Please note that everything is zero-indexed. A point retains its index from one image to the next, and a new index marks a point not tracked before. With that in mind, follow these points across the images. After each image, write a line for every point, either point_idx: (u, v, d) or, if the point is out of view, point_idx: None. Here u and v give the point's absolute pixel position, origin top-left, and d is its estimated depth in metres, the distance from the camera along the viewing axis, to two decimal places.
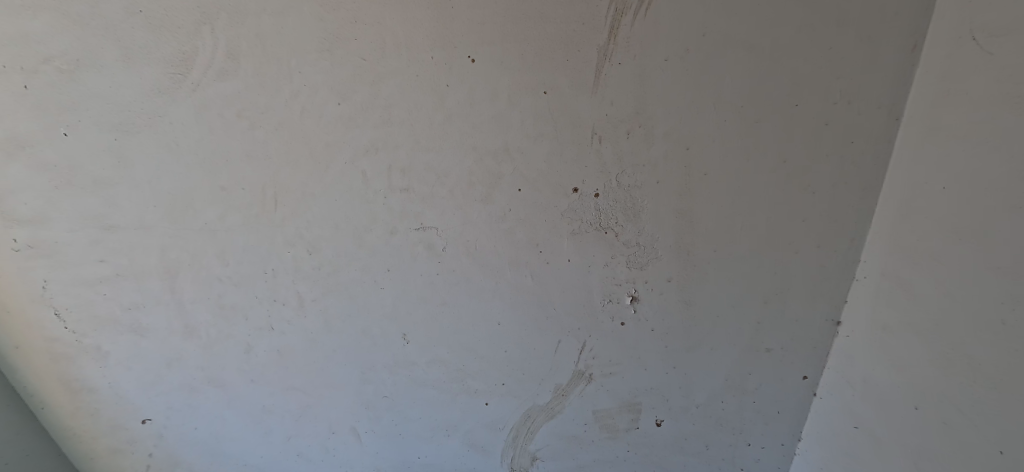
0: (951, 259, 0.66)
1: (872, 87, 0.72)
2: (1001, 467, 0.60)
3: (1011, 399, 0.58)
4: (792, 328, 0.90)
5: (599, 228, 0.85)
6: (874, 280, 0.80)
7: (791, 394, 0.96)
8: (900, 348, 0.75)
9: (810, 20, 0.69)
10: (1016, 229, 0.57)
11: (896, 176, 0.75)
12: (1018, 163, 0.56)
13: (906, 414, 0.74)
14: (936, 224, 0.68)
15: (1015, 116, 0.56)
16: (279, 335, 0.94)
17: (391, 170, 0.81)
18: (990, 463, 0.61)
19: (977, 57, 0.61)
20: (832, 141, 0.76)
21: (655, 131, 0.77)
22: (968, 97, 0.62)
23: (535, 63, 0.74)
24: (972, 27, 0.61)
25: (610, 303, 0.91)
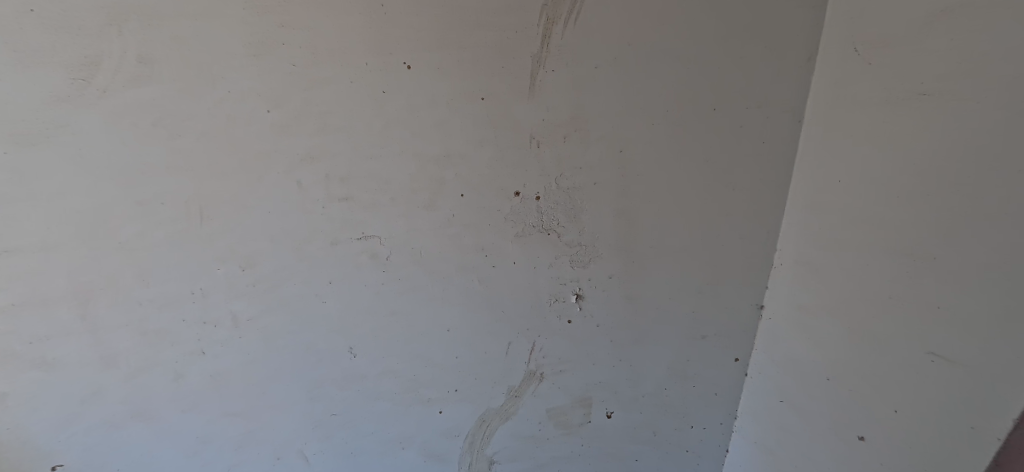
0: (851, 245, 0.74)
1: (779, 92, 0.79)
2: (895, 424, 0.70)
3: (902, 364, 0.68)
4: (722, 314, 0.97)
5: (542, 230, 0.87)
6: (789, 265, 0.88)
7: (726, 375, 1.04)
8: (813, 325, 0.83)
9: (723, 31, 0.75)
10: (899, 218, 0.66)
11: (802, 172, 0.83)
12: (898, 160, 0.65)
13: (823, 385, 0.82)
14: (837, 213, 0.76)
15: (897, 120, 0.65)
16: (212, 359, 0.88)
17: (329, 179, 0.79)
18: (887, 420, 0.71)
19: (861, 66, 0.70)
20: (748, 141, 0.83)
21: (590, 134, 0.81)
22: (857, 102, 0.71)
23: (472, 69, 0.75)
24: (856, 40, 0.70)
25: (557, 301, 0.94)
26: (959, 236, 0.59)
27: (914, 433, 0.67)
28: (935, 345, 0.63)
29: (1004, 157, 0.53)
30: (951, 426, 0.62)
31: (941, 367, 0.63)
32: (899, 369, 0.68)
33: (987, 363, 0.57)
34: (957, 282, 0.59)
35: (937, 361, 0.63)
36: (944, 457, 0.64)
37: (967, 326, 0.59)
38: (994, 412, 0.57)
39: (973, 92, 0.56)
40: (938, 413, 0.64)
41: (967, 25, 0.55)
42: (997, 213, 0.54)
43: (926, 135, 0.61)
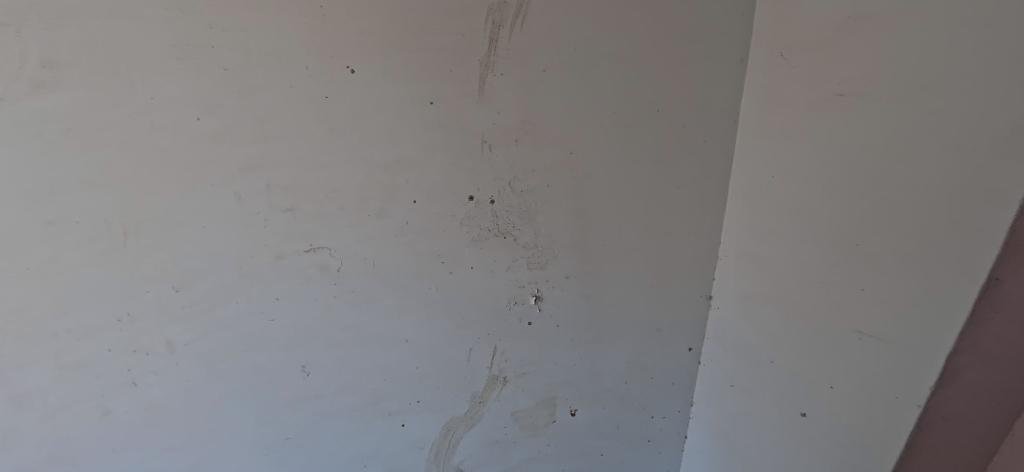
0: (786, 235, 0.79)
1: (716, 93, 0.83)
2: (831, 399, 0.75)
3: (835, 344, 0.73)
4: (675, 306, 1.01)
5: (498, 234, 0.87)
6: (733, 257, 0.93)
7: (681, 364, 1.07)
8: (757, 311, 0.88)
9: (664, 36, 0.78)
10: (825, 208, 0.71)
11: (740, 168, 0.87)
12: (823, 156, 0.70)
13: (768, 367, 0.87)
14: (772, 206, 0.81)
15: (820, 118, 0.70)
16: (145, 390, 0.81)
17: (270, 190, 0.75)
18: (824, 397, 0.77)
19: (787, 69, 0.75)
20: (691, 140, 0.86)
21: (542, 137, 0.81)
22: (785, 102, 0.76)
23: (419, 73, 0.74)
24: (782, 46, 0.75)
25: (516, 304, 0.94)
26: (878, 223, 0.64)
27: (848, 407, 0.73)
28: (862, 324, 0.68)
29: (914, 149, 0.58)
30: (880, 398, 0.68)
31: (868, 343, 0.68)
32: (832, 348, 0.74)
33: (910, 337, 0.63)
34: (878, 264, 0.65)
35: (865, 338, 0.68)
36: (874, 426, 0.69)
37: (889, 304, 0.64)
38: (918, 382, 0.62)
39: (884, 91, 0.61)
40: (868, 386, 0.69)
41: (878, 30, 0.61)
42: (911, 200, 0.60)
43: (846, 131, 0.67)
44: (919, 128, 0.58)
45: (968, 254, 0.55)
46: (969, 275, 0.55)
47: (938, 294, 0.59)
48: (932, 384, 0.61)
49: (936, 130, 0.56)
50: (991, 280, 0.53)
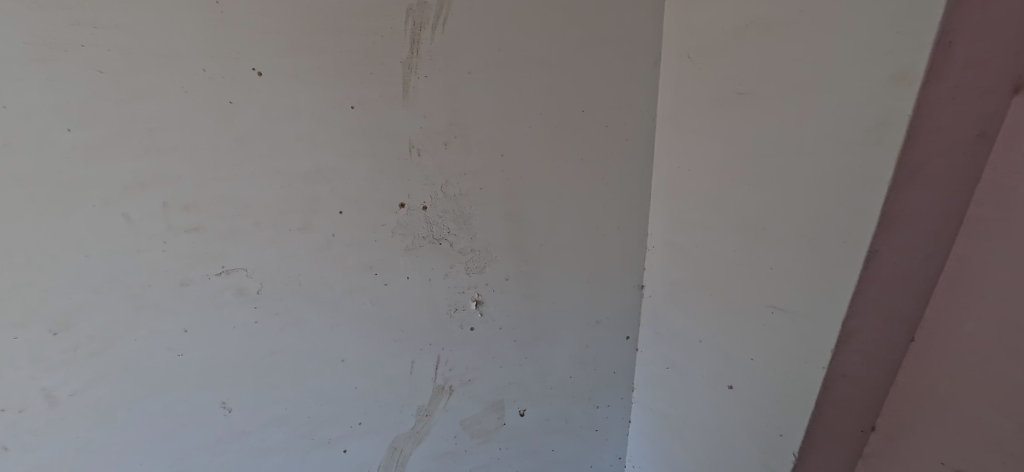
0: (704, 225, 0.83)
1: (634, 93, 0.87)
2: (752, 370, 0.79)
3: (753, 318, 0.76)
4: (611, 299, 1.04)
5: (433, 240, 0.85)
6: (659, 247, 0.98)
7: (620, 353, 1.11)
8: (684, 297, 0.92)
9: (583, 37, 0.80)
10: (734, 195, 0.75)
11: (660, 163, 0.92)
12: (728, 150, 0.75)
13: (696, 347, 0.92)
14: (690, 198, 0.86)
15: (725, 116, 0.75)
16: (24, 454, 0.71)
17: (169, 208, 0.68)
18: (746, 369, 0.80)
19: (693, 71, 0.79)
20: (614, 138, 0.89)
21: (472, 140, 0.80)
22: (694, 101, 0.81)
23: (336, 77, 0.69)
24: (688, 49, 0.79)
25: (457, 311, 0.92)
26: (780, 203, 0.67)
27: (767, 378, 0.76)
28: (773, 297, 0.72)
29: (805, 135, 0.62)
30: (791, 364, 0.71)
31: (780, 315, 0.71)
32: (751, 322, 0.77)
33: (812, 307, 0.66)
34: (782, 242, 0.68)
35: (777, 311, 0.72)
36: (790, 394, 0.73)
37: (792, 277, 0.68)
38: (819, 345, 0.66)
39: (775, 87, 0.65)
40: (784, 356, 0.72)
41: (765, 34, 0.65)
42: (805, 178, 0.63)
43: (747, 125, 0.71)
44: (807, 117, 0.62)
45: (853, 229, 0.58)
46: (853, 248, 0.59)
47: (831, 268, 0.62)
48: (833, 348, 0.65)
49: (821, 118, 0.60)
50: (871, 251, 0.58)
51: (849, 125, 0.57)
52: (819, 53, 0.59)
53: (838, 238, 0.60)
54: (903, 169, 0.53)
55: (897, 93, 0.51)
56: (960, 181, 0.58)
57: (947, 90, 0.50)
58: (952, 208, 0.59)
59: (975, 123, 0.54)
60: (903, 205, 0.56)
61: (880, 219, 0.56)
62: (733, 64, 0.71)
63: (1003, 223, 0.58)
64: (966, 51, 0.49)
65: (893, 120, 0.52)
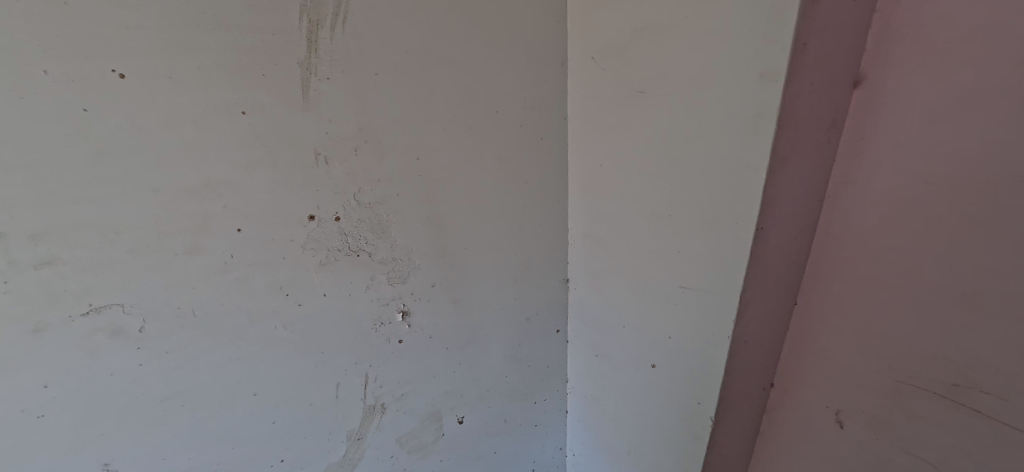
0: (618, 217, 0.86)
1: (543, 92, 0.89)
2: (670, 348, 0.83)
3: (668, 299, 0.80)
4: (539, 295, 1.06)
5: (349, 253, 0.79)
6: (579, 240, 1.01)
7: (552, 347, 1.14)
8: (607, 286, 0.96)
9: (490, 37, 0.80)
10: (642, 186, 0.78)
11: (574, 159, 0.94)
12: (632, 145, 0.78)
13: (622, 333, 0.96)
14: (603, 191, 0.89)
15: (626, 113, 0.77)
16: None
17: (10, 242, 0.57)
18: (666, 347, 0.84)
19: (597, 70, 0.81)
20: (528, 137, 0.90)
21: (383, 145, 0.76)
22: (600, 99, 0.83)
23: (220, 79, 0.62)
24: (591, 49, 0.81)
25: (383, 325, 0.88)
26: (680, 188, 0.70)
27: (684, 353, 0.80)
28: (683, 278, 0.75)
29: (694, 125, 0.65)
30: (703, 340, 0.75)
31: (689, 295, 0.75)
32: (668, 303, 0.80)
33: (715, 285, 0.69)
34: (686, 226, 0.71)
35: (686, 290, 0.75)
36: (703, 365, 0.77)
37: (695, 259, 0.72)
38: (726, 321, 0.70)
39: (668, 87, 0.67)
40: (697, 333, 0.76)
41: (658, 37, 0.67)
42: (699, 164, 0.66)
43: (648, 122, 0.73)
44: (692, 110, 0.65)
45: (741, 210, 0.62)
46: (742, 227, 0.62)
47: (728, 249, 0.65)
48: (733, 320, 0.69)
49: (707, 109, 0.63)
50: (757, 231, 0.62)
51: (731, 119, 0.59)
52: (706, 49, 0.61)
53: (730, 220, 0.64)
54: (776, 156, 0.57)
55: (769, 89, 0.54)
56: (820, 164, 0.63)
57: (804, 84, 0.54)
58: (814, 189, 0.64)
59: (828, 111, 0.59)
60: (776, 188, 0.60)
61: (762, 201, 0.59)
62: (627, 63, 0.74)
63: (851, 192, 0.64)
64: (816, 49, 0.53)
65: (767, 113, 0.55)
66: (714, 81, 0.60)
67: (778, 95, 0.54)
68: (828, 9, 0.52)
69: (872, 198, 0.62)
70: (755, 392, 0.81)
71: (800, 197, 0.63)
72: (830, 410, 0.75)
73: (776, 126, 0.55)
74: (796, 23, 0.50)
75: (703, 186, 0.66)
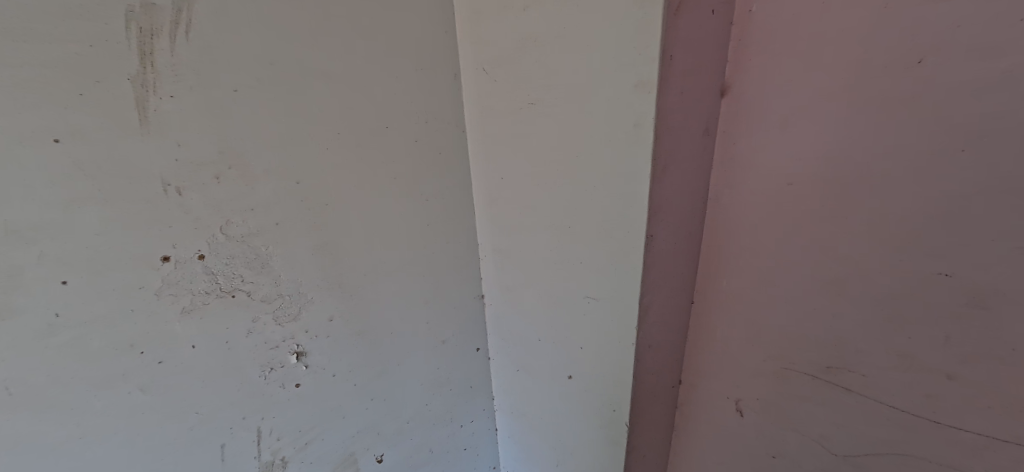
0: (523, 230, 0.84)
1: (437, 104, 0.85)
2: (583, 358, 0.83)
3: (577, 310, 0.79)
4: (453, 315, 1.01)
5: (222, 294, 0.70)
6: (489, 254, 0.98)
7: (473, 366, 1.09)
8: (519, 299, 0.94)
9: (371, 48, 0.74)
10: (542, 198, 0.76)
11: (477, 173, 0.91)
12: (528, 157, 0.76)
13: (538, 345, 0.94)
14: (507, 204, 0.86)
15: (519, 125, 0.75)
16: None
17: None
18: (578, 357, 0.84)
19: (488, 82, 0.79)
20: (425, 152, 0.86)
21: (253, 170, 0.67)
22: (494, 111, 0.80)
23: (19, 102, 0.51)
24: (480, 60, 0.79)
25: (274, 370, 0.79)
26: (576, 199, 0.70)
27: (596, 362, 0.80)
28: (588, 289, 0.75)
29: (580, 136, 0.65)
30: (610, 348, 0.76)
31: (595, 305, 0.75)
32: (577, 314, 0.79)
33: (617, 293, 0.70)
34: (585, 237, 0.71)
35: (592, 300, 0.75)
36: (612, 372, 0.78)
37: (596, 269, 0.72)
38: (629, 328, 0.71)
39: (556, 98, 0.66)
40: (605, 341, 0.76)
41: (540, 47, 0.65)
42: (592, 175, 0.66)
43: (540, 134, 0.72)
44: (578, 120, 0.64)
45: (631, 219, 0.63)
46: (634, 235, 0.63)
47: (624, 256, 0.66)
48: (635, 326, 0.70)
49: (590, 120, 0.62)
50: (647, 238, 0.63)
51: (615, 129, 0.60)
52: (583, 60, 0.60)
53: (623, 229, 0.64)
54: (656, 164, 0.58)
55: (643, 98, 0.55)
56: (699, 170, 0.65)
57: (675, 95, 0.56)
58: (697, 194, 0.67)
59: (700, 120, 0.62)
60: (661, 196, 0.61)
61: (649, 208, 0.60)
62: (517, 74, 0.71)
63: (728, 195, 0.67)
64: (682, 60, 0.55)
65: (645, 122, 0.56)
66: (597, 91, 0.60)
67: (651, 106, 0.55)
68: (689, 23, 0.54)
69: (747, 199, 0.65)
70: (666, 391, 0.83)
71: (684, 203, 0.65)
72: (730, 399, 0.79)
73: (654, 135, 0.56)
74: (662, 36, 0.51)
75: (596, 196, 0.66)
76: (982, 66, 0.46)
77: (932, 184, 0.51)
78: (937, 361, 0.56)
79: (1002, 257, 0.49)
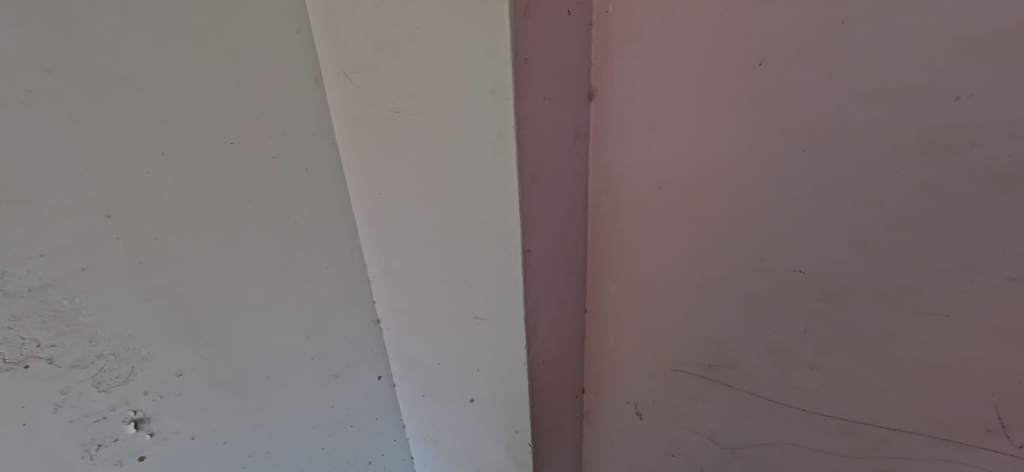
0: (411, 251, 0.76)
1: (297, 115, 0.72)
2: (478, 380, 0.78)
3: (468, 330, 0.74)
4: (344, 347, 0.89)
5: (10, 366, 0.56)
6: (381, 278, 0.86)
7: (376, 396, 0.98)
8: (417, 324, 0.84)
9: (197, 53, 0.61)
10: (421, 214, 0.70)
11: (358, 190, 0.79)
12: (404, 171, 0.68)
13: (438, 368, 0.85)
14: (391, 222, 0.76)
15: (390, 135, 0.67)
16: None
17: None
18: (474, 379, 0.79)
19: (353, 88, 0.69)
20: (289, 171, 0.73)
21: (40, 207, 0.54)
22: (364, 121, 0.70)
23: None
24: (342, 64, 0.68)
25: (104, 446, 0.66)
26: (453, 216, 0.65)
27: (491, 384, 0.76)
28: (475, 310, 0.70)
29: (447, 149, 0.60)
30: (502, 368, 0.72)
31: (485, 325, 0.70)
32: (468, 335, 0.74)
33: (502, 312, 0.66)
34: (467, 254, 0.66)
35: (481, 321, 0.70)
36: (508, 393, 0.74)
37: (481, 289, 0.67)
38: (518, 348, 0.67)
39: (421, 107, 0.60)
40: (498, 363, 0.72)
41: (396, 49, 0.59)
42: (463, 191, 0.61)
43: (407, 146, 0.65)
44: (443, 132, 0.59)
45: (505, 234, 0.59)
46: (511, 251, 0.60)
47: (505, 273, 0.62)
48: (525, 345, 0.66)
49: (454, 132, 0.58)
50: (525, 253, 0.59)
51: (479, 140, 0.55)
52: (438, 66, 0.55)
53: (500, 244, 0.60)
54: (524, 176, 0.55)
55: (500, 106, 0.51)
56: (573, 178, 0.64)
57: (536, 102, 0.53)
58: (575, 202, 0.66)
59: (568, 127, 0.60)
60: (534, 210, 0.58)
61: (523, 223, 0.57)
62: (379, 80, 0.64)
63: (608, 201, 0.66)
64: (539, 65, 0.52)
65: (506, 131, 0.52)
66: (456, 99, 0.55)
67: (511, 114, 0.51)
68: (542, 25, 0.51)
69: (623, 205, 0.65)
70: (569, 402, 0.81)
71: (560, 213, 0.63)
72: (630, 404, 0.78)
73: (518, 145, 0.53)
74: (512, 38, 0.48)
75: (470, 211, 0.62)
76: (813, 69, 0.48)
77: (783, 184, 0.53)
78: (801, 353, 0.58)
79: (845, 252, 0.52)
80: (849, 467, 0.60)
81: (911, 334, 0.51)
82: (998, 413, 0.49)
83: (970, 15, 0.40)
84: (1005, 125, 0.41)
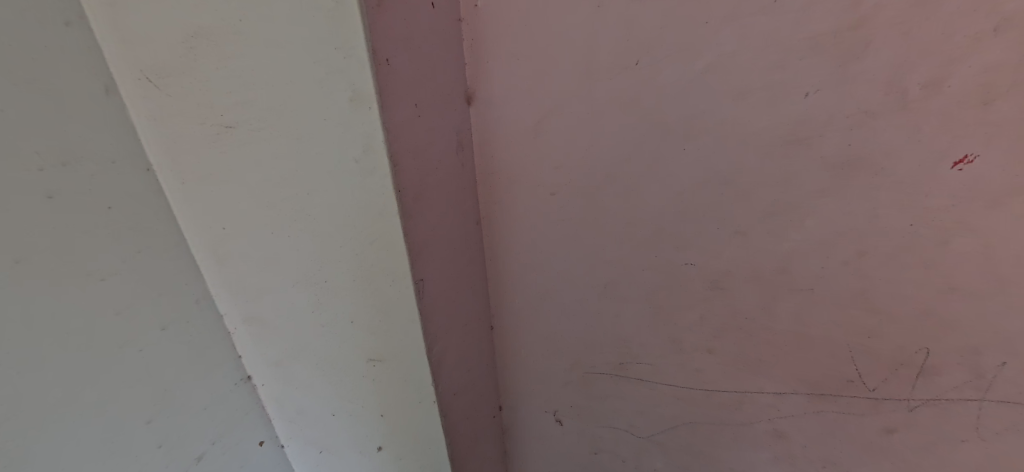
0: (275, 294, 0.62)
1: (85, 139, 0.53)
2: (382, 426, 0.68)
3: (361, 374, 0.63)
4: (207, 419, 0.71)
5: None
6: (242, 327, 0.70)
7: (259, 464, 0.81)
8: (298, 376, 0.70)
9: None
10: (283, 250, 0.57)
11: (192, 227, 0.63)
12: (252, 200, 0.55)
13: (331, 420, 0.72)
14: (245, 262, 0.62)
15: (224, 157, 0.53)
16: None
17: None
18: (376, 427, 0.68)
19: (163, 100, 0.53)
20: (82, 215, 0.54)
21: None
22: (185, 142, 0.55)
23: None
24: (141, 68, 0.52)
25: None
26: (324, 249, 0.54)
27: (399, 428, 0.67)
28: (368, 351, 0.61)
29: (304, 171, 0.49)
30: (408, 409, 0.64)
31: (381, 366, 0.61)
32: (361, 379, 0.64)
33: (400, 350, 0.58)
34: (347, 290, 0.56)
35: (377, 363, 0.61)
36: (420, 434, 0.66)
37: (373, 328, 0.58)
38: (424, 385, 0.60)
39: (261, 120, 0.48)
40: (402, 404, 0.64)
41: (216, 49, 0.46)
42: (334, 220, 0.51)
43: (250, 169, 0.52)
44: (297, 150, 0.48)
45: (391, 264, 0.51)
46: (399, 281, 0.52)
47: (395, 307, 0.54)
48: (431, 381, 0.59)
49: (311, 150, 0.48)
50: (416, 283, 0.52)
51: (343, 158, 0.46)
52: (279, 69, 0.44)
53: (386, 275, 0.52)
54: (403, 195, 0.47)
55: (363, 116, 0.43)
56: (460, 190, 0.58)
57: (406, 109, 0.46)
58: (466, 216, 0.60)
59: (447, 135, 0.54)
60: (419, 232, 0.51)
61: (408, 250, 0.49)
62: (198, 88, 0.50)
63: (502, 211, 0.62)
64: (404, 67, 0.45)
65: (375, 146, 0.44)
66: (308, 110, 0.45)
67: (378, 125, 0.43)
68: (401, 19, 0.43)
69: (516, 214, 0.62)
70: (487, 424, 0.76)
71: (450, 230, 0.57)
72: (548, 412, 0.76)
73: (390, 161, 0.45)
74: (366, 34, 0.39)
75: (345, 242, 0.52)
76: (685, 68, 0.48)
77: (670, 181, 0.54)
78: (700, 338, 0.61)
79: (728, 242, 0.54)
80: (749, 433, 0.65)
81: (786, 309, 0.56)
82: (856, 365, 0.56)
83: (813, 16, 0.43)
84: (844, 118, 0.46)
